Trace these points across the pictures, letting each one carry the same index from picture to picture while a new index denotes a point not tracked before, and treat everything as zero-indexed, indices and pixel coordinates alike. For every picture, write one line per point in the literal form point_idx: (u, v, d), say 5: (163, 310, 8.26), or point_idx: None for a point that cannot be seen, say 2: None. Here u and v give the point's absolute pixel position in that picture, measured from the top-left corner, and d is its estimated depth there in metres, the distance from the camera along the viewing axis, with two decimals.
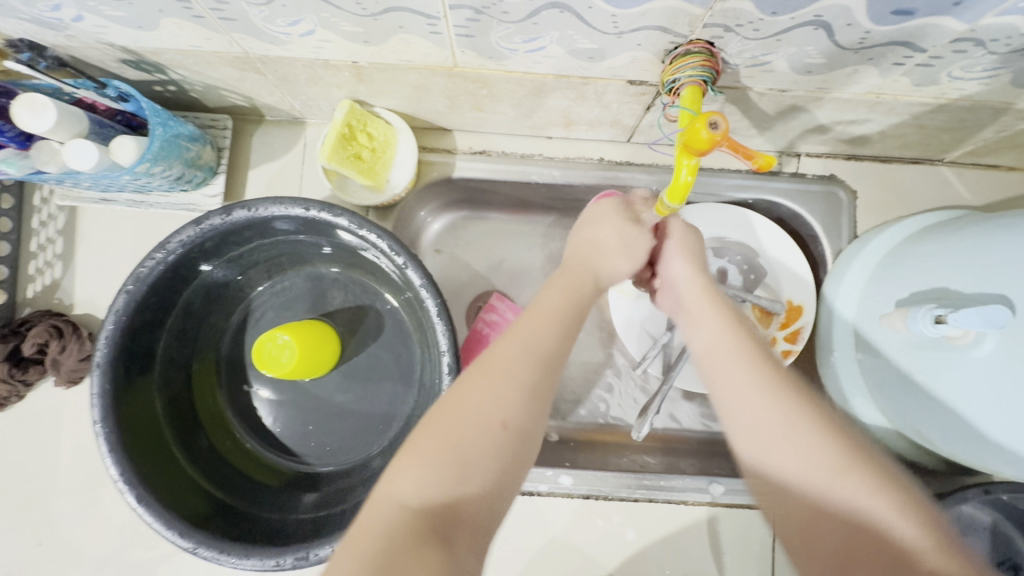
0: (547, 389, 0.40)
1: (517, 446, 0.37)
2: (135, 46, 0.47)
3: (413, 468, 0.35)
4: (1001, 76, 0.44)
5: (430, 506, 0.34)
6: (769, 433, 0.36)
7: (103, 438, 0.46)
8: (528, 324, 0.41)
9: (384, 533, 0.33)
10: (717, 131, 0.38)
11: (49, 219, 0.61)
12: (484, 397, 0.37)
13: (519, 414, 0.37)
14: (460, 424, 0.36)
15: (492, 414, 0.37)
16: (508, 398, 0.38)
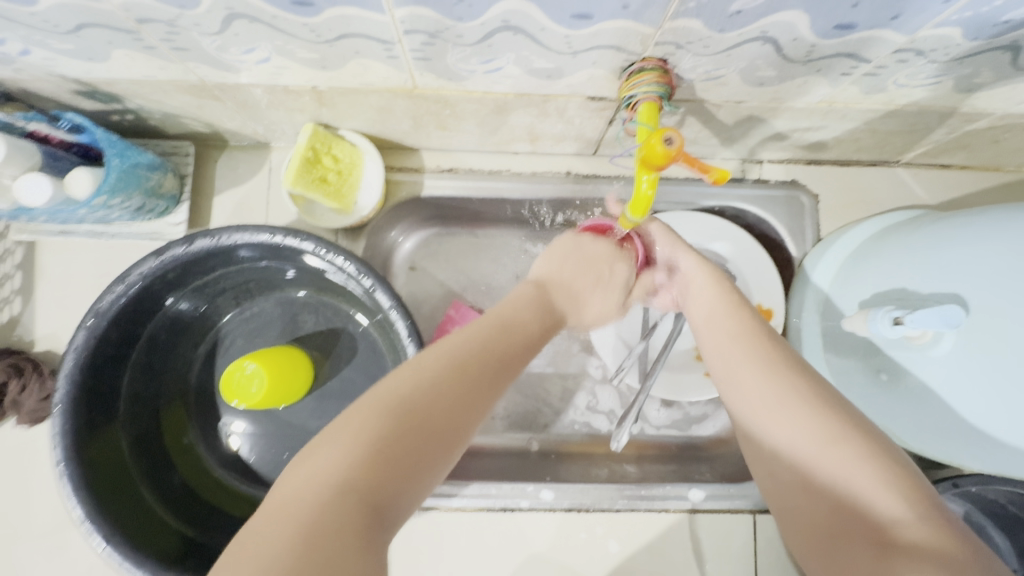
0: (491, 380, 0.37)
1: (437, 445, 0.32)
2: (88, 77, 0.46)
3: (332, 444, 0.30)
4: (944, 83, 0.45)
5: (362, 491, 0.29)
6: (758, 389, 0.38)
7: (65, 479, 0.44)
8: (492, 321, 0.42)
9: (301, 520, 0.27)
10: (672, 147, 0.38)
11: (6, 254, 0.59)
12: (410, 382, 0.34)
13: (460, 412, 0.34)
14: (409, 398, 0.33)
15: (409, 404, 0.33)
16: (455, 387, 0.35)
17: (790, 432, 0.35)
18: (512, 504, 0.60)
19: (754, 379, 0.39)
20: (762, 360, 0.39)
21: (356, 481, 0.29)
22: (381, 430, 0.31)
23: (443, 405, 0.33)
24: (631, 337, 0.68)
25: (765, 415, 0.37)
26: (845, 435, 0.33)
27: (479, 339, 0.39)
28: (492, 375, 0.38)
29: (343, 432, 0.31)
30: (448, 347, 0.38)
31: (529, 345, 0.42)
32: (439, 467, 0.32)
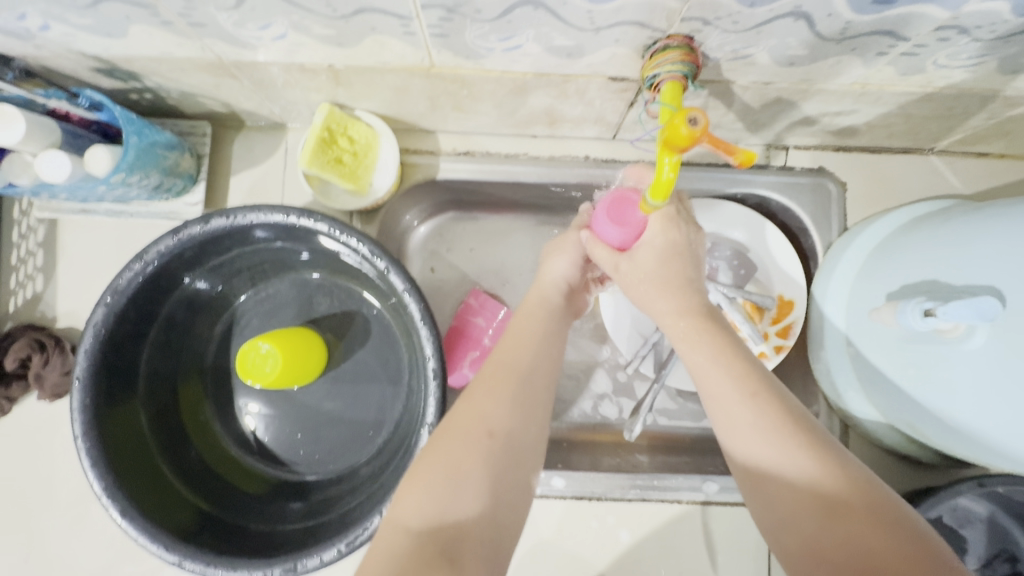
0: (534, 399, 0.42)
1: (506, 464, 0.38)
2: (106, 54, 0.46)
3: (415, 485, 0.37)
4: (987, 64, 0.43)
5: (431, 526, 0.34)
6: (742, 423, 0.39)
7: (85, 453, 0.45)
8: (510, 340, 0.46)
9: (390, 558, 0.33)
10: (697, 127, 0.37)
11: (29, 232, 0.60)
12: (480, 415, 0.39)
13: (513, 429, 0.39)
14: (460, 439, 0.38)
15: (450, 431, 0.39)
16: (503, 415, 0.40)
17: (788, 459, 0.36)
18: None
19: (740, 405, 0.39)
20: (745, 386, 0.40)
21: (442, 517, 0.35)
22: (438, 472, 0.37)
23: (502, 429, 0.39)
24: (646, 326, 0.67)
25: (769, 463, 0.37)
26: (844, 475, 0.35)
27: (517, 360, 0.44)
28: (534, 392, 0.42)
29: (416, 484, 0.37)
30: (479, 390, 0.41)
31: (547, 353, 0.46)
32: (513, 492, 0.38)
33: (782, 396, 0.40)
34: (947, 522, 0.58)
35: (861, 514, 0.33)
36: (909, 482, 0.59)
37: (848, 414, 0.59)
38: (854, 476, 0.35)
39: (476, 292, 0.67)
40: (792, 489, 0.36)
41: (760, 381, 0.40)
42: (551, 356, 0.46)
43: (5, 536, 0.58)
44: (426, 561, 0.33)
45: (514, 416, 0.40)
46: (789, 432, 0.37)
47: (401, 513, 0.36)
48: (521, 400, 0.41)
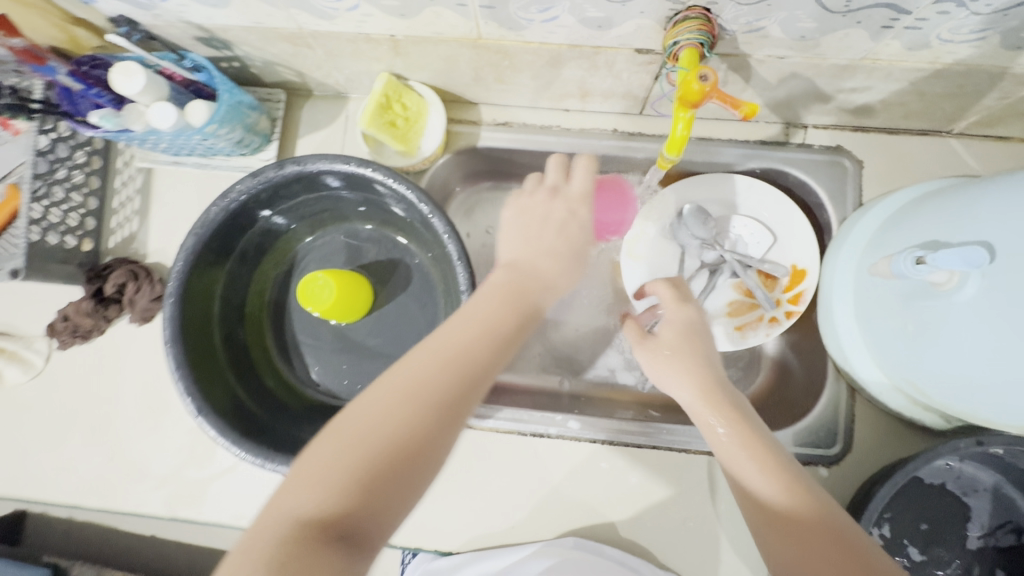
0: (461, 400, 0.40)
1: (421, 466, 0.37)
2: (209, 24, 0.55)
3: (309, 471, 0.36)
4: (990, 38, 0.46)
5: (319, 517, 0.33)
6: (732, 453, 0.44)
7: (170, 358, 0.53)
8: (459, 330, 0.43)
9: (273, 543, 0.32)
10: (706, 83, 0.42)
11: (129, 180, 0.70)
12: (392, 413, 0.38)
13: (430, 435, 0.38)
14: (371, 430, 0.37)
15: (371, 425, 0.37)
16: (419, 415, 0.38)
17: (780, 495, 0.41)
18: (542, 430, 0.66)
19: (728, 445, 0.45)
20: (749, 439, 0.44)
21: (331, 506, 0.34)
22: (348, 462, 0.36)
23: (418, 431, 0.38)
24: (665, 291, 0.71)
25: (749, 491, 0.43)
26: (810, 500, 0.41)
27: (448, 356, 0.41)
28: (462, 395, 0.40)
29: (322, 468, 0.36)
30: (394, 382, 0.40)
31: (498, 353, 0.43)
32: (419, 487, 0.37)
33: (769, 442, 0.45)
34: (951, 488, 0.61)
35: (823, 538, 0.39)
36: (912, 448, 0.62)
37: (855, 378, 0.62)
38: (815, 503, 0.41)
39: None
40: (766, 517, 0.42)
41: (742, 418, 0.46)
42: (496, 355, 0.43)
43: (95, 438, 0.68)
44: (312, 551, 0.32)
45: (425, 416, 0.38)
46: (777, 465, 0.43)
47: (294, 495, 0.35)
48: (441, 400, 0.39)
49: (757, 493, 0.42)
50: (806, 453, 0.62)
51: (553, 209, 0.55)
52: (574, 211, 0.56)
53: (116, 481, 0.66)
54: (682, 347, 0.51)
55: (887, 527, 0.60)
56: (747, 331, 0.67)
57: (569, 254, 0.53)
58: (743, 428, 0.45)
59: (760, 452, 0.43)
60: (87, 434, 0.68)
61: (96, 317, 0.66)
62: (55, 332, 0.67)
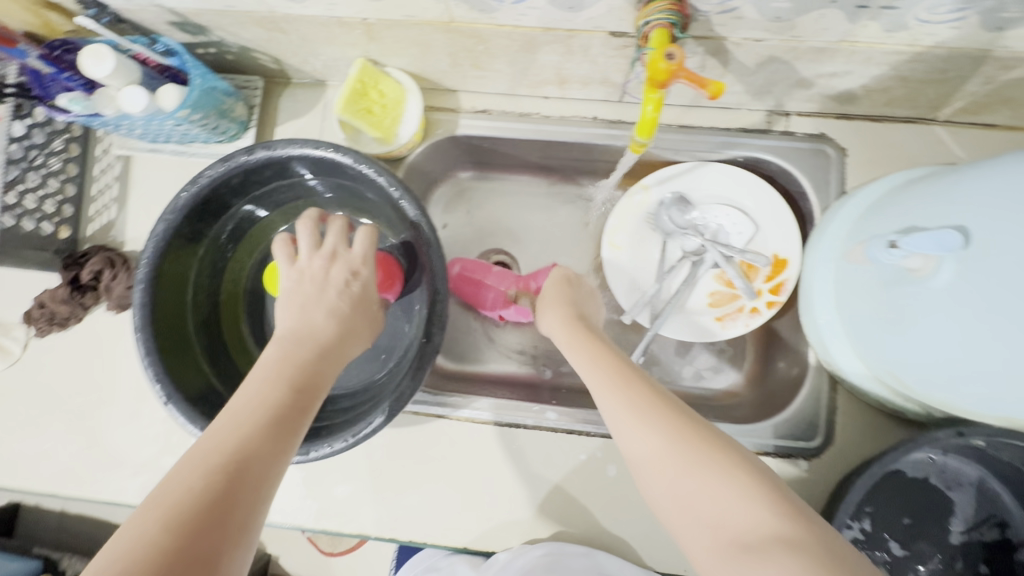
0: (271, 441, 0.37)
1: (228, 504, 0.33)
2: (180, 8, 0.55)
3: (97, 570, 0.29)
4: (969, 18, 0.45)
5: None
6: (620, 414, 0.42)
7: (140, 343, 0.53)
8: (252, 385, 0.41)
9: None
10: (673, 61, 0.42)
11: (108, 167, 0.70)
12: (186, 474, 0.34)
13: (226, 480, 0.34)
14: (167, 493, 0.33)
15: (176, 489, 0.33)
16: (200, 470, 0.34)
17: (676, 437, 0.39)
18: (519, 420, 0.65)
19: (613, 406, 0.43)
20: (635, 413, 0.41)
21: None
22: (192, 477, 0.34)
23: (214, 478, 0.34)
24: (647, 281, 0.70)
25: (647, 442, 0.39)
26: (718, 445, 0.38)
27: (244, 415, 0.38)
28: (270, 428, 0.38)
29: (123, 539, 0.31)
30: (250, 390, 0.41)
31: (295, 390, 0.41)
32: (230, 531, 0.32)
33: (663, 397, 0.43)
34: (933, 482, 0.59)
35: (727, 473, 0.36)
36: (893, 441, 0.61)
37: (836, 368, 0.61)
38: (719, 445, 0.38)
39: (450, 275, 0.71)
40: (663, 466, 0.38)
41: (649, 384, 0.44)
42: (301, 400, 0.41)
43: (73, 426, 0.67)
44: None
45: (225, 471, 0.34)
46: (677, 420, 0.40)
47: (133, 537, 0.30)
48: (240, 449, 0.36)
49: (651, 454, 0.39)
50: (785, 446, 0.62)
51: (331, 276, 0.50)
52: (355, 273, 0.51)
53: (94, 470, 0.66)
54: (586, 351, 0.50)
55: (867, 521, 0.59)
56: (727, 322, 0.66)
57: (350, 312, 0.49)
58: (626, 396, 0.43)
59: (652, 404, 0.41)
60: (64, 423, 0.67)
61: (72, 305, 0.66)
62: (32, 320, 0.67)
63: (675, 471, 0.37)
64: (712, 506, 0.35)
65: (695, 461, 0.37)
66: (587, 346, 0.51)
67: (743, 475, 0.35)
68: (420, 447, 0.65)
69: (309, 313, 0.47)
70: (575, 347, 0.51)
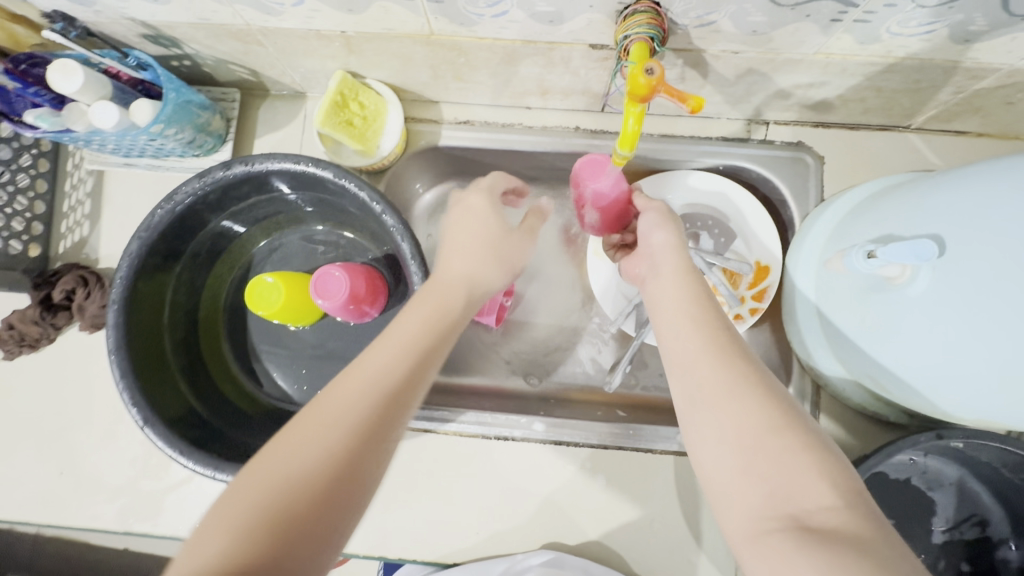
0: (392, 409, 0.37)
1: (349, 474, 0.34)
2: (152, 20, 0.53)
3: (218, 522, 0.32)
4: (938, 31, 0.46)
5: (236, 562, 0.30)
6: (700, 367, 0.40)
7: (115, 366, 0.51)
8: (374, 349, 0.40)
9: None
10: (653, 76, 0.42)
11: (79, 183, 0.68)
12: (307, 438, 0.35)
13: (343, 447, 0.35)
14: (286, 456, 0.34)
15: (298, 453, 0.34)
16: (323, 436, 0.35)
17: (760, 408, 0.37)
18: (507, 432, 0.65)
19: (694, 354, 0.41)
20: (728, 374, 0.39)
21: (239, 548, 0.31)
22: (318, 435, 0.35)
23: (335, 445, 0.35)
24: (631, 289, 0.70)
25: (725, 402, 0.38)
26: (796, 423, 0.36)
27: (363, 379, 0.38)
28: (389, 400, 0.37)
29: (250, 492, 0.33)
30: (375, 356, 0.40)
31: (413, 357, 0.40)
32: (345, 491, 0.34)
33: (752, 359, 0.40)
34: (914, 483, 0.60)
35: (803, 454, 0.35)
36: (876, 444, 0.62)
37: (818, 374, 0.62)
38: (795, 424, 0.36)
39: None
40: (733, 431, 0.37)
41: (732, 337, 0.42)
42: (418, 366, 0.40)
43: (45, 451, 0.65)
44: None
45: (347, 438, 0.35)
46: (766, 393, 0.38)
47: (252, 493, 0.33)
48: (352, 413, 0.36)
49: (730, 415, 0.37)
50: None
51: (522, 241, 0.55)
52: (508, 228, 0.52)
53: (68, 495, 0.64)
54: (681, 283, 0.46)
55: None
56: None
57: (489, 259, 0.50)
58: (716, 356, 0.40)
59: (740, 365, 0.39)
60: (36, 448, 0.65)
61: (43, 326, 0.64)
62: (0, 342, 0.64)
63: (747, 440, 0.36)
64: (779, 480, 0.34)
65: (768, 433, 0.36)
66: (676, 284, 0.46)
67: (817, 457, 0.35)
68: (408, 463, 0.64)
69: (447, 266, 0.48)
70: (663, 279, 0.47)
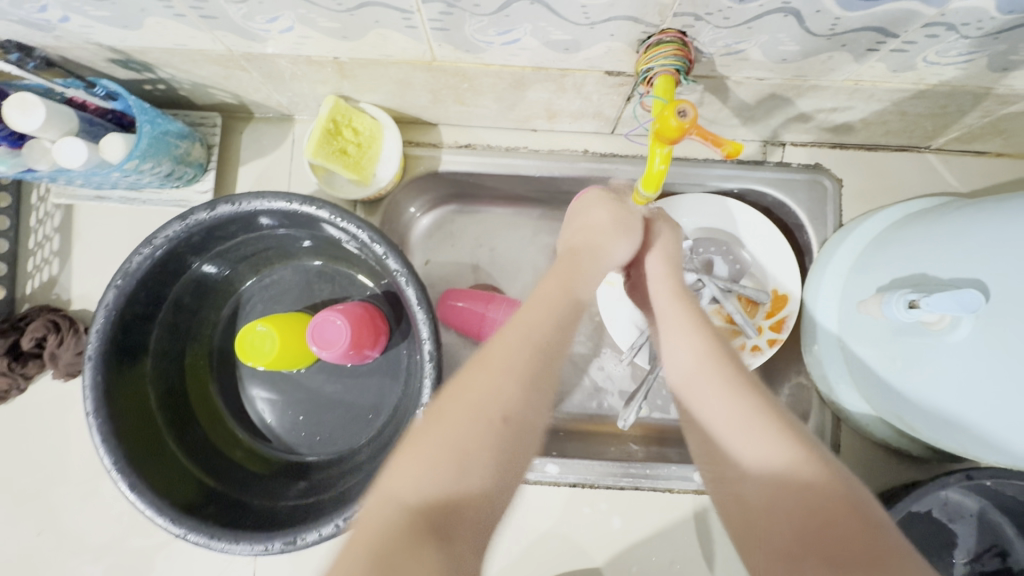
0: (545, 377, 0.39)
1: (516, 437, 0.37)
2: (122, 46, 0.48)
3: (410, 461, 0.35)
4: (977, 61, 0.43)
5: (429, 502, 0.33)
6: (712, 395, 0.39)
7: (95, 428, 0.47)
8: (529, 313, 0.42)
9: (384, 533, 0.32)
10: (686, 119, 0.38)
11: (46, 217, 0.62)
12: (490, 393, 0.37)
13: (519, 407, 0.37)
14: (463, 412, 0.36)
15: (483, 408, 0.36)
16: (502, 387, 0.37)
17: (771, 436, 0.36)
18: None
19: (704, 384, 0.40)
20: (738, 403, 0.38)
21: (439, 485, 0.34)
22: (503, 379, 0.38)
23: (507, 407, 0.37)
24: (643, 318, 0.67)
25: (734, 430, 0.37)
26: (814, 458, 0.35)
27: (527, 346, 0.40)
28: (543, 368, 0.40)
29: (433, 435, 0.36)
30: (529, 316, 0.42)
31: (566, 332, 0.43)
32: (521, 447, 0.37)
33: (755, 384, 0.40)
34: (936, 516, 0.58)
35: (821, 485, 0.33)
36: (897, 477, 0.60)
37: (840, 406, 0.60)
38: (824, 462, 0.34)
39: (446, 301, 0.66)
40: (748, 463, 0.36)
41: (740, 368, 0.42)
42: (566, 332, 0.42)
43: (21, 509, 0.60)
44: (420, 537, 0.32)
45: (524, 395, 0.38)
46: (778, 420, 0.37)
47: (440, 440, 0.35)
48: (523, 374, 0.38)
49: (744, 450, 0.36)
50: None
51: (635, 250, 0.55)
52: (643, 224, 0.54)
53: (46, 557, 0.59)
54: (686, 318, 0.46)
55: None
56: None
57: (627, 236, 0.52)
58: (728, 393, 0.39)
59: (747, 394, 0.39)
60: (9, 507, 0.60)
61: (11, 376, 0.58)
62: None
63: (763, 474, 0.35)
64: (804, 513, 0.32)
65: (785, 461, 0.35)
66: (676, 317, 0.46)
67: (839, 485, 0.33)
68: None
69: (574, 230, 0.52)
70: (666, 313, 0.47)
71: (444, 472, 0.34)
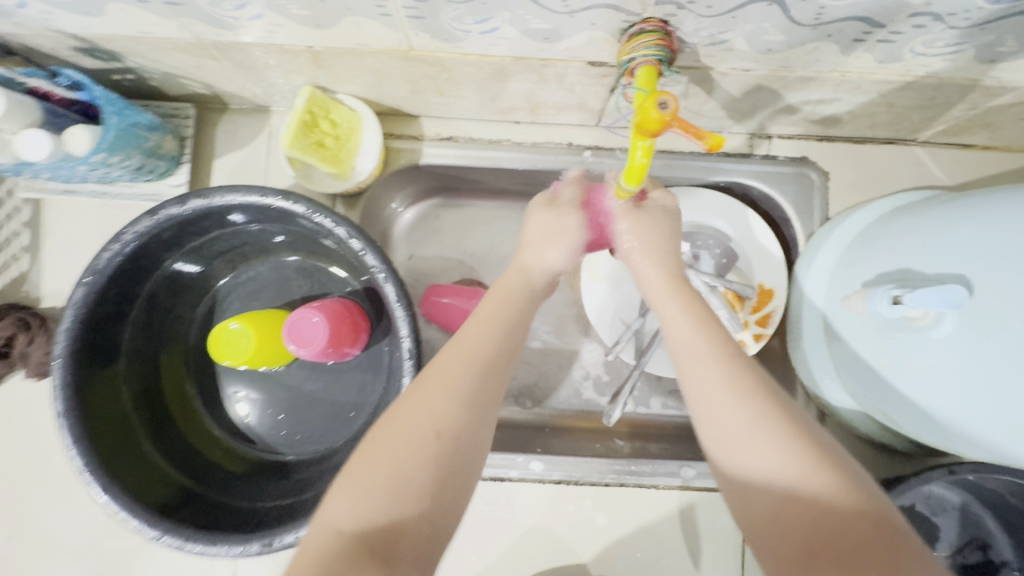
0: (488, 388, 0.40)
1: (457, 453, 0.37)
2: (85, 33, 0.46)
3: (347, 490, 0.36)
4: (964, 52, 0.43)
5: (362, 528, 0.34)
6: (708, 385, 0.39)
7: (64, 430, 0.46)
8: (478, 325, 0.43)
9: (321, 558, 0.33)
10: (666, 111, 0.37)
11: (14, 212, 0.60)
12: (433, 407, 0.38)
13: (460, 421, 0.38)
14: (404, 429, 0.37)
15: (431, 421, 0.37)
16: (444, 402, 0.38)
17: (772, 428, 0.36)
18: (502, 473, 0.61)
19: (701, 373, 0.39)
20: (734, 394, 0.37)
21: (375, 513, 0.35)
22: (444, 394, 0.39)
23: (448, 424, 0.37)
24: (629, 313, 0.67)
25: (731, 424, 0.37)
26: (815, 456, 0.35)
27: (471, 361, 0.41)
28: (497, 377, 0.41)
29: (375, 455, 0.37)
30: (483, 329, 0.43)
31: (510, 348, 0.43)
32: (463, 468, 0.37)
33: (753, 370, 0.40)
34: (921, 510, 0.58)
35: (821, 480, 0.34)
36: (881, 471, 0.61)
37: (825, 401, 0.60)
38: (822, 459, 0.35)
39: (429, 298, 0.65)
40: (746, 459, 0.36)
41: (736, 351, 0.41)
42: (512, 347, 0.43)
43: None
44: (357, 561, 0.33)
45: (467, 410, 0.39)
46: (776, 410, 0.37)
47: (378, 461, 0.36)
48: (468, 389, 0.39)
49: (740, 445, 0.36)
50: None
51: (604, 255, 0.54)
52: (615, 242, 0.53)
53: (20, 560, 0.58)
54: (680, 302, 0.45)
55: None
56: None
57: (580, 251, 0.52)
58: (727, 382, 0.38)
59: (743, 381, 0.38)
60: None
61: None
62: None
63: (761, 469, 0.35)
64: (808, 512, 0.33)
65: (785, 454, 0.35)
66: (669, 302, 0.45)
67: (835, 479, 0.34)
68: None
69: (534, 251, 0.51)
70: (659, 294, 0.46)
71: (385, 492, 0.35)
